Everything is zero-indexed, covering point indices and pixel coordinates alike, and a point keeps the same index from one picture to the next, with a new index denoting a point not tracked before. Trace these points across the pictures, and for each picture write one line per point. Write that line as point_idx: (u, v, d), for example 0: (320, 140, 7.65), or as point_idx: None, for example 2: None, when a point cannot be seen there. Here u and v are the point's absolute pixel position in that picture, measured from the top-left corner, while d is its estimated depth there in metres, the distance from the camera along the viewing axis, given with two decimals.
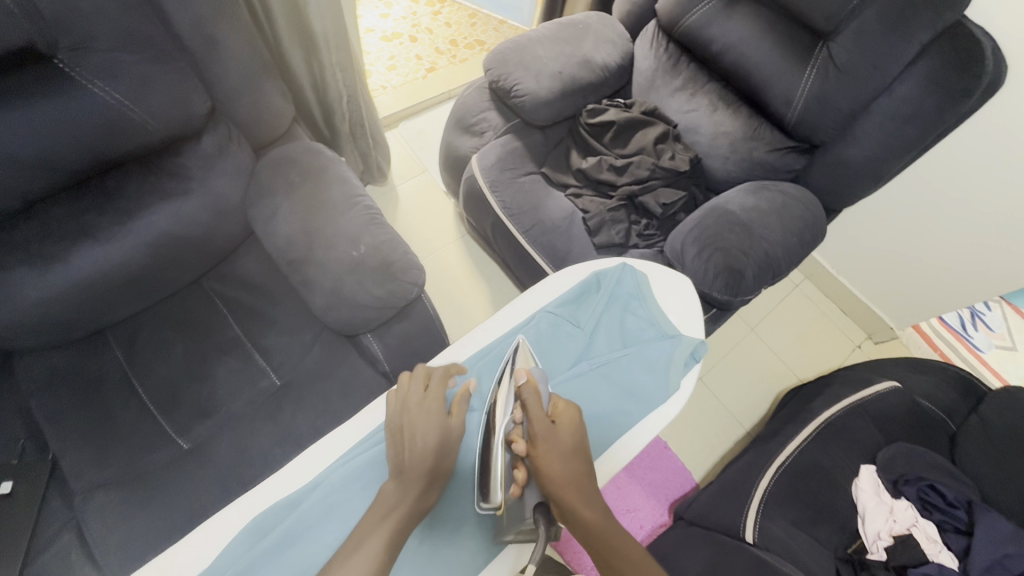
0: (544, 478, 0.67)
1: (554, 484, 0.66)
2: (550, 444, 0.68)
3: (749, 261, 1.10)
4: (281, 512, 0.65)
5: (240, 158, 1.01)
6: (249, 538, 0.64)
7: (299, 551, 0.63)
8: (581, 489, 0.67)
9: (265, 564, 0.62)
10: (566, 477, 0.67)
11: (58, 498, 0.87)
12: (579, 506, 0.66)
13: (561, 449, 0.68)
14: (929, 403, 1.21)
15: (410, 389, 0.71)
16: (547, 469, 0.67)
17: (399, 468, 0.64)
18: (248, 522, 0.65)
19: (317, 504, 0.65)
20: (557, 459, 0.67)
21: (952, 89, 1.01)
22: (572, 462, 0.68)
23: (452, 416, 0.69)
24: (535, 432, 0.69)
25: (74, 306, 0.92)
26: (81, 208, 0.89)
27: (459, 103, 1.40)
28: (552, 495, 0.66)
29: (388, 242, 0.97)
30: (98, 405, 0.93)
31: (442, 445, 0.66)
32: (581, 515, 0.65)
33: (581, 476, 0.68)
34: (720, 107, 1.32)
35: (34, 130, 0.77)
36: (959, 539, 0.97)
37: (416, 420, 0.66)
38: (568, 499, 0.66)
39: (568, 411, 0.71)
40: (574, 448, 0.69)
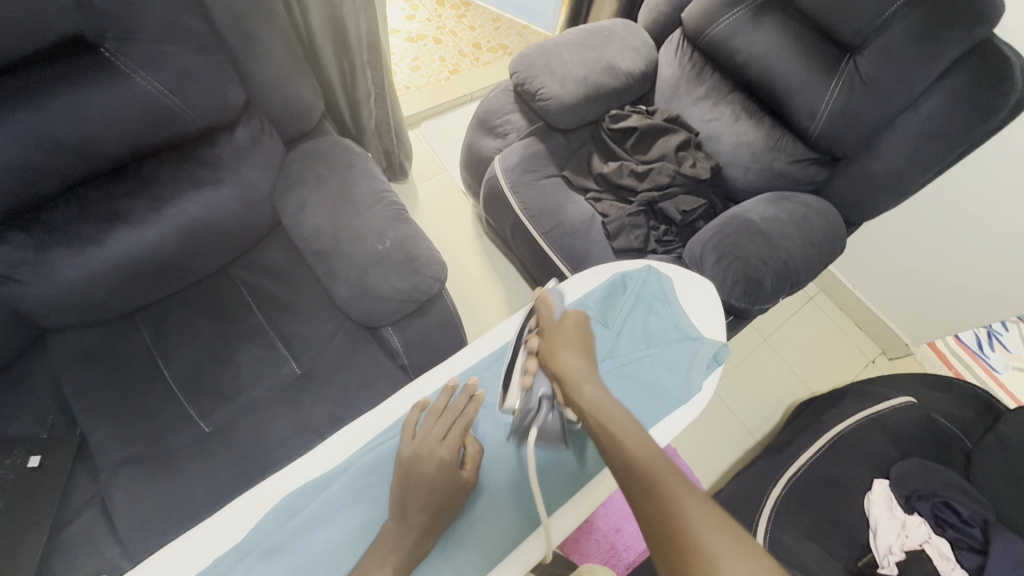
0: (552, 360, 0.74)
1: (558, 365, 0.73)
2: (557, 336, 0.77)
3: (768, 270, 1.10)
4: (309, 494, 0.66)
5: (271, 150, 1.04)
6: (278, 516, 0.64)
7: (327, 533, 0.65)
8: (584, 373, 0.72)
9: (294, 542, 0.63)
10: (571, 362, 0.73)
11: (85, 474, 0.89)
12: (580, 384, 0.70)
13: (567, 340, 0.76)
14: (944, 420, 1.21)
15: (433, 429, 0.69)
16: (555, 352, 0.74)
17: (403, 506, 0.65)
18: (279, 501, 0.66)
19: (345, 488, 0.67)
20: (563, 346, 0.75)
21: (979, 107, 1.01)
22: (579, 357, 0.74)
23: (463, 473, 0.68)
24: (546, 330, 0.78)
25: (108, 288, 0.94)
26: (119, 193, 0.92)
27: (484, 104, 1.42)
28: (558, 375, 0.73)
29: (413, 238, 0.99)
30: (125, 385, 0.95)
31: (442, 499, 0.66)
32: (581, 395, 0.69)
33: (587, 368, 0.73)
34: (743, 117, 1.33)
35: (79, 116, 0.80)
36: (972, 556, 0.96)
37: (428, 474, 0.66)
38: (569, 377, 0.71)
39: (577, 314, 0.80)
40: (581, 342, 0.77)
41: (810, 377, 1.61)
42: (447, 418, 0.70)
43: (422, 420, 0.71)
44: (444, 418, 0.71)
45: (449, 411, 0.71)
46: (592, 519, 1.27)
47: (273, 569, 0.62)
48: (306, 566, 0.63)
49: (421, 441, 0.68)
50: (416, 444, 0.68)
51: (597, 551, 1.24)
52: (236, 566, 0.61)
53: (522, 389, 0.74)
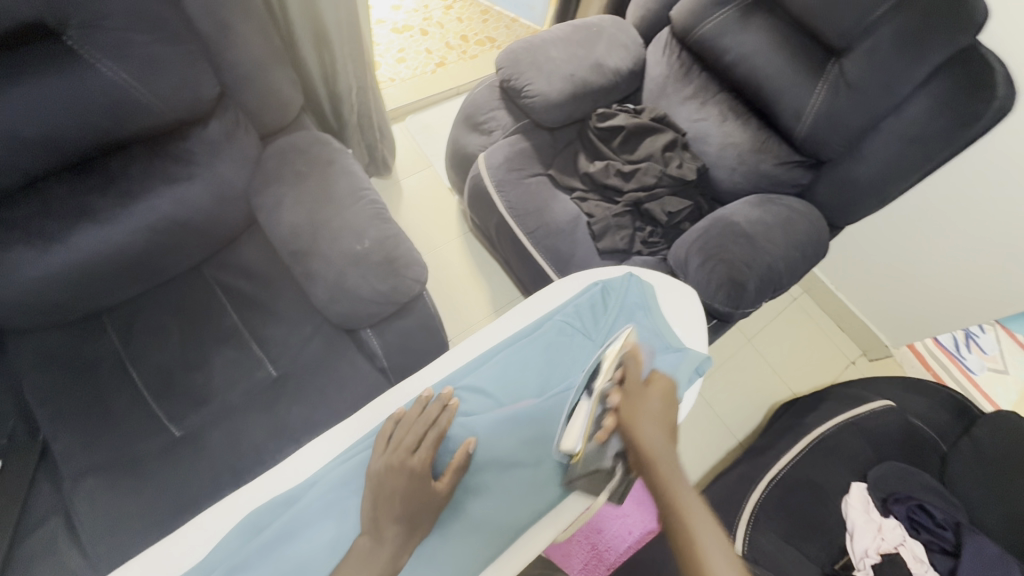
0: (632, 429, 0.70)
1: (637, 435, 0.69)
2: (643, 405, 0.71)
3: (752, 273, 1.10)
4: (276, 509, 0.64)
5: (246, 145, 1.01)
6: (243, 532, 0.63)
7: (294, 548, 0.63)
8: (663, 449, 0.69)
9: (260, 560, 0.61)
10: (649, 434, 0.69)
11: (48, 482, 0.86)
12: (659, 464, 0.67)
13: (652, 414, 0.71)
14: (922, 422, 1.22)
15: (402, 441, 0.67)
16: (635, 421, 0.70)
17: (373, 522, 0.63)
18: (244, 515, 0.64)
19: (314, 503, 0.65)
20: (647, 423, 0.70)
21: (962, 112, 1.01)
22: (661, 430, 0.70)
23: (436, 484, 0.66)
24: (632, 390, 0.72)
25: (72, 288, 0.91)
26: (83, 188, 0.87)
27: (469, 100, 1.39)
28: (637, 450, 0.69)
29: (393, 237, 0.97)
30: (91, 388, 0.92)
31: (418, 513, 0.64)
32: (645, 446, 0.68)
33: (667, 440, 0.70)
34: (730, 118, 1.32)
35: (39, 108, 0.76)
36: (945, 560, 0.98)
37: (399, 490, 0.63)
38: (647, 453, 0.68)
39: (664, 382, 0.75)
40: (664, 415, 0.72)
41: (793, 378, 1.62)
42: (418, 428, 0.68)
43: (394, 431, 0.68)
44: (415, 429, 0.68)
45: (420, 421, 0.69)
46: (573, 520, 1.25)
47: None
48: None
49: (391, 455, 0.66)
50: (385, 458, 0.66)
51: (579, 552, 1.24)
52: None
53: (593, 444, 0.70)
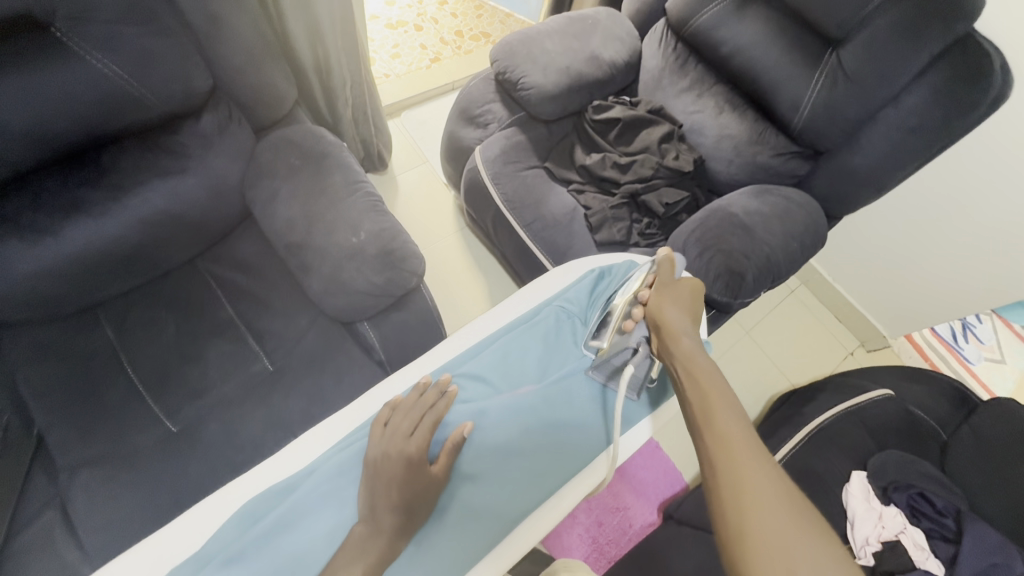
0: (658, 310, 0.78)
1: (664, 317, 0.77)
2: (671, 297, 0.80)
3: (750, 263, 1.10)
4: (274, 499, 0.63)
5: (240, 138, 1.00)
6: (241, 522, 0.61)
7: (292, 538, 0.61)
8: (684, 327, 0.76)
9: (258, 549, 0.59)
10: (675, 317, 0.77)
11: (42, 475, 0.85)
12: (681, 337, 0.74)
13: (681, 300, 0.80)
14: (920, 410, 1.21)
15: (398, 427, 0.66)
16: (661, 304, 0.79)
17: (371, 510, 0.62)
18: (240, 506, 0.63)
19: (312, 491, 0.64)
20: (673, 307, 0.78)
21: (959, 101, 1.01)
22: (686, 314, 0.78)
23: (434, 469, 0.66)
24: (660, 283, 0.82)
25: (65, 282, 0.90)
26: (74, 181, 0.86)
27: (465, 93, 1.38)
28: (664, 324, 0.76)
29: (389, 230, 0.96)
30: (86, 383, 0.91)
31: (417, 499, 0.63)
32: (679, 344, 0.73)
33: (691, 325, 0.76)
34: (726, 109, 1.32)
35: (28, 100, 0.75)
36: (946, 547, 0.98)
37: (396, 475, 0.63)
38: (670, 326, 0.76)
39: (694, 282, 0.83)
40: (691, 305, 0.80)
41: (791, 370, 1.62)
42: (415, 414, 0.68)
43: (390, 417, 0.68)
44: (411, 415, 0.68)
45: (417, 407, 0.69)
46: (574, 511, 1.29)
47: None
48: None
49: (388, 440, 0.65)
50: (382, 444, 0.66)
51: (579, 545, 1.25)
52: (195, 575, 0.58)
53: (620, 330, 0.80)
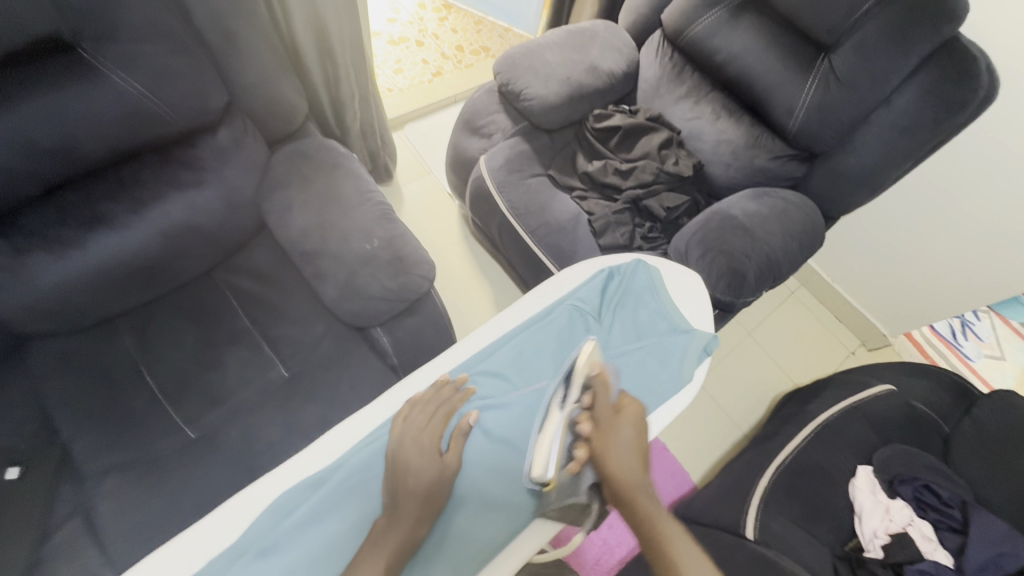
0: (603, 459, 0.69)
1: (610, 469, 0.68)
2: (611, 432, 0.70)
3: (751, 263, 1.13)
4: (304, 493, 0.66)
5: (254, 151, 1.03)
6: (273, 515, 0.64)
7: (322, 529, 0.64)
8: (637, 480, 0.68)
9: (291, 539, 0.63)
10: (624, 466, 0.68)
11: (69, 487, 0.87)
12: (636, 496, 0.67)
13: (621, 442, 0.70)
14: (923, 406, 1.22)
15: (414, 418, 0.69)
16: (606, 452, 0.69)
17: (393, 501, 0.64)
18: (273, 499, 0.66)
19: (340, 485, 0.66)
20: (618, 454, 0.69)
21: (949, 101, 1.05)
22: (631, 457, 0.69)
23: (447, 458, 0.69)
24: (600, 418, 0.71)
25: (88, 293, 0.92)
26: (98, 196, 0.90)
27: (468, 105, 1.42)
28: (614, 487, 0.68)
29: (401, 237, 0.99)
30: (108, 392, 0.94)
31: (434, 487, 0.66)
32: (637, 507, 0.66)
33: (638, 469, 0.69)
34: (723, 115, 1.36)
35: (56, 118, 0.78)
36: (953, 537, 1.00)
37: (412, 464, 0.66)
38: (624, 485, 0.67)
39: (635, 409, 0.73)
40: (636, 445, 0.70)
41: (794, 369, 1.64)
42: (430, 407, 0.71)
43: (408, 410, 0.71)
44: (428, 407, 0.71)
45: (433, 400, 0.72)
46: None
47: (269, 567, 0.61)
48: (300, 565, 0.62)
49: (405, 431, 0.68)
50: (400, 436, 0.68)
51: (591, 548, 1.27)
52: (230, 566, 0.61)
53: (565, 474, 0.70)
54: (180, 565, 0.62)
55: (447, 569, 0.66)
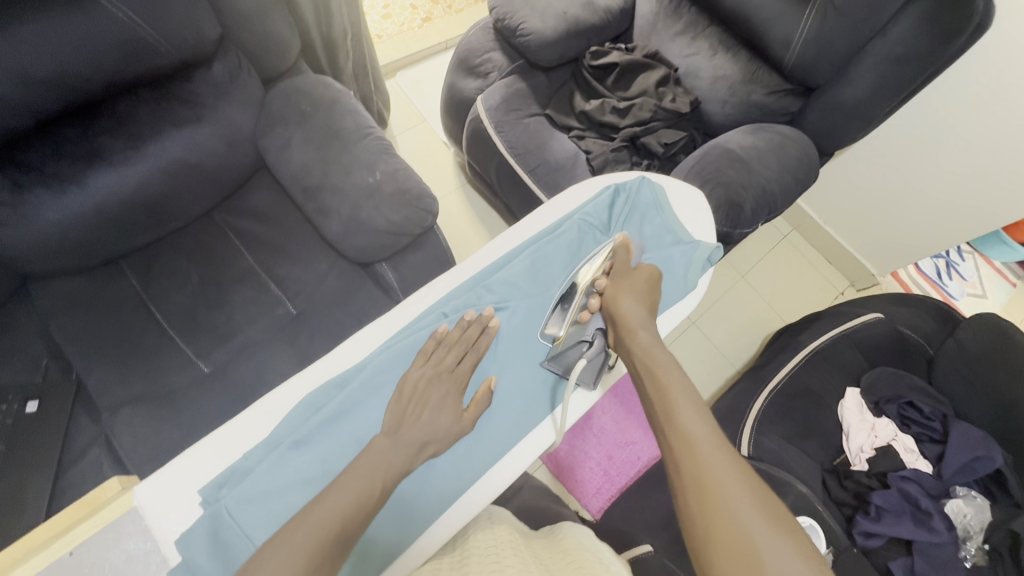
0: (613, 303, 0.78)
1: (620, 308, 0.77)
2: (627, 285, 0.79)
3: (748, 195, 1.15)
4: (332, 391, 0.70)
5: (250, 87, 1.02)
6: (304, 411, 0.69)
7: (350, 423, 0.68)
8: (642, 321, 0.76)
9: (322, 432, 0.67)
10: (629, 308, 0.77)
11: (85, 416, 0.91)
12: (635, 330, 0.75)
13: (635, 290, 0.79)
14: (910, 331, 1.26)
15: (442, 358, 0.71)
16: (618, 298, 0.78)
17: (397, 430, 0.66)
18: (303, 398, 0.70)
19: (365, 383, 0.70)
20: (630, 299, 0.78)
21: (943, 31, 1.05)
22: (640, 308, 0.77)
23: (466, 415, 0.71)
24: (618, 274, 0.80)
25: (92, 229, 0.92)
26: (95, 130, 0.87)
27: (463, 44, 1.40)
28: (619, 320, 0.76)
29: (403, 170, 0.99)
30: (118, 329, 0.95)
31: (446, 430, 0.69)
32: (635, 339, 0.74)
33: (647, 318, 0.77)
34: (720, 51, 1.35)
35: (47, 46, 0.74)
36: (933, 447, 1.10)
37: (429, 405, 0.69)
38: (626, 322, 0.76)
39: (650, 270, 0.81)
40: (647, 295, 0.79)
41: (785, 310, 1.69)
42: (459, 349, 0.72)
43: (434, 345, 0.72)
44: (455, 349, 0.72)
45: (460, 341, 0.73)
46: (585, 448, 1.35)
47: (304, 458, 0.65)
48: (334, 454, 0.67)
49: (431, 370, 0.70)
50: (426, 372, 0.70)
51: (592, 478, 1.34)
52: (269, 455, 0.66)
53: (576, 322, 0.80)
54: (217, 463, 0.68)
55: (467, 462, 0.72)
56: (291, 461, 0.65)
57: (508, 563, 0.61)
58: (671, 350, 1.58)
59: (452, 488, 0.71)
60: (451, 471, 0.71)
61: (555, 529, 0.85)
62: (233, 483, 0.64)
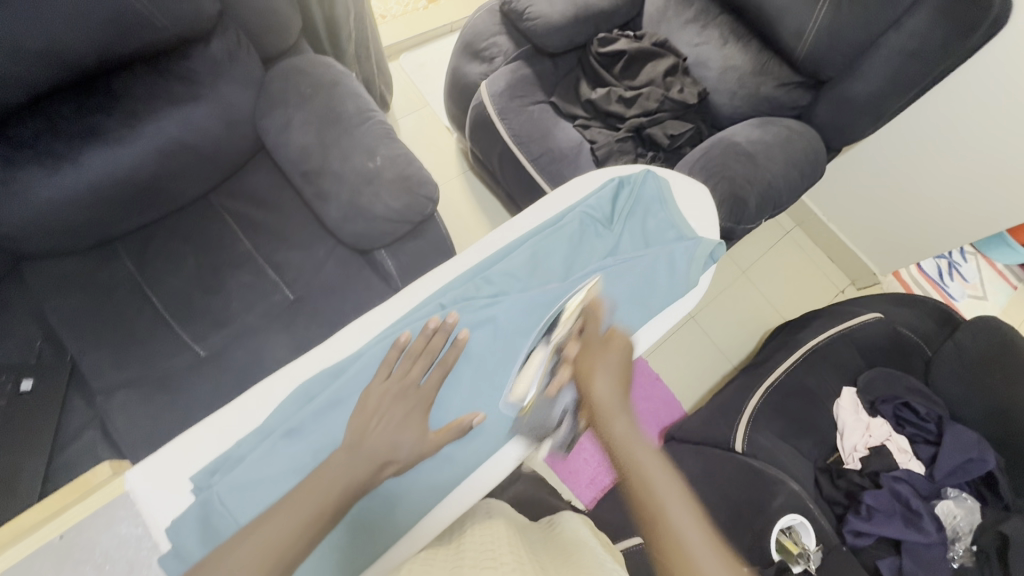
0: (586, 382, 0.71)
1: (590, 390, 0.70)
2: (599, 355, 0.72)
3: (753, 190, 1.13)
4: (327, 379, 0.70)
5: (249, 66, 1.00)
6: (297, 400, 0.68)
7: (342, 413, 0.68)
8: (617, 404, 0.70)
9: (315, 422, 0.67)
10: (603, 390, 0.70)
11: (80, 397, 0.91)
12: (610, 417, 0.69)
13: (609, 364, 0.72)
14: (909, 331, 1.25)
15: (405, 372, 0.69)
16: (590, 373, 0.71)
17: (357, 446, 0.63)
18: (297, 386, 0.70)
19: (359, 372, 0.70)
20: (602, 375, 0.71)
21: (961, 23, 1.03)
22: (613, 383, 0.71)
23: (431, 436, 0.68)
24: (589, 343, 0.73)
25: (86, 210, 0.90)
26: (90, 108, 0.86)
27: (469, 27, 1.38)
28: (591, 402, 0.70)
29: (404, 156, 0.98)
30: (113, 311, 0.94)
31: (406, 450, 0.66)
32: (612, 428, 0.68)
33: (621, 394, 0.71)
34: (731, 41, 1.32)
35: (39, 19, 0.72)
36: (927, 448, 1.10)
37: (387, 424, 0.65)
38: (597, 405, 0.69)
39: (624, 339, 0.75)
40: (621, 371, 0.72)
41: (785, 306, 1.69)
42: (424, 362, 0.70)
43: (399, 359, 0.69)
44: (419, 362, 0.70)
45: (424, 355, 0.70)
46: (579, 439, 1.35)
47: (298, 447, 0.65)
48: (326, 443, 0.67)
49: (393, 385, 0.67)
50: (390, 385, 0.68)
51: (586, 469, 1.34)
52: (263, 442, 0.66)
53: (544, 396, 0.73)
54: (209, 449, 0.68)
55: (457, 456, 0.72)
56: (283, 452, 0.65)
57: (503, 553, 0.62)
58: (669, 343, 1.58)
59: (446, 479, 0.72)
60: (445, 462, 0.72)
61: (552, 522, 0.86)
62: (225, 471, 0.64)
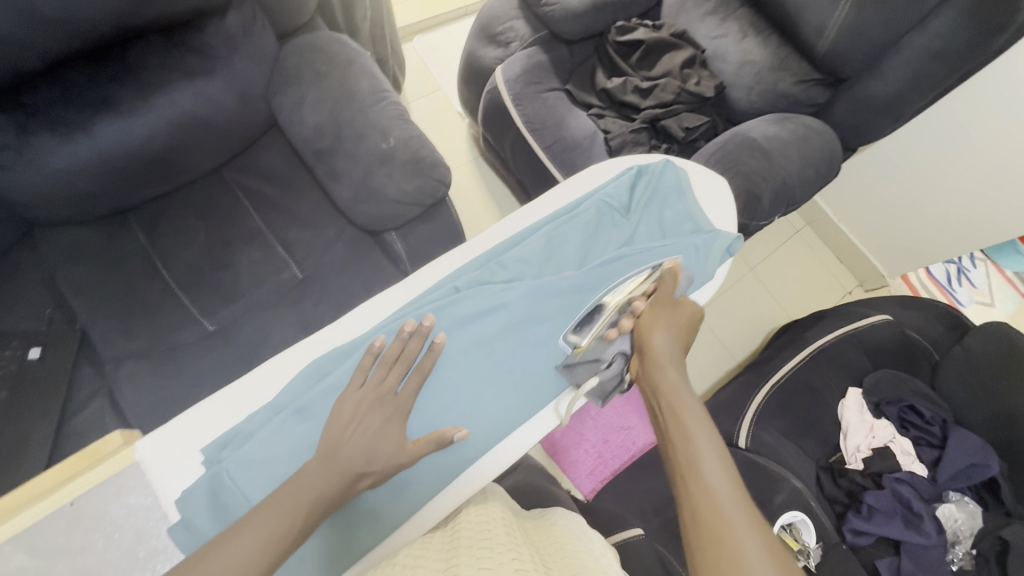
0: (646, 334, 0.73)
1: (650, 341, 0.73)
2: (664, 316, 0.75)
3: (767, 186, 1.12)
4: (339, 358, 0.70)
5: (263, 41, 0.98)
6: (310, 377, 0.69)
7: None
8: (672, 356, 0.72)
9: (324, 401, 0.67)
10: (662, 343, 0.73)
11: (89, 365, 0.91)
12: (664, 366, 0.71)
13: (672, 324, 0.74)
14: (916, 334, 1.25)
15: (378, 381, 0.66)
16: (652, 328, 0.73)
17: (334, 454, 0.60)
18: (309, 364, 0.70)
19: None
20: (662, 332, 0.73)
21: (987, 24, 1.00)
22: (672, 341, 0.74)
23: (409, 444, 0.64)
24: (660, 300, 0.76)
25: (98, 180, 0.90)
26: (104, 77, 0.85)
27: (486, 11, 1.36)
28: (647, 349, 0.73)
29: (418, 138, 0.96)
30: (122, 282, 0.94)
31: (383, 461, 0.63)
32: (662, 376, 0.70)
33: (677, 351, 0.73)
34: (750, 34, 1.30)
35: None
36: (930, 451, 1.09)
37: (360, 438, 0.62)
38: (654, 355, 0.72)
39: (694, 308, 0.78)
40: (684, 334, 0.75)
41: (792, 306, 1.68)
42: (401, 368, 0.67)
43: (373, 368, 0.67)
44: (396, 369, 0.67)
45: (400, 362, 0.68)
46: (581, 430, 1.36)
47: (308, 425, 0.66)
48: None
49: (368, 395, 0.65)
50: (367, 394, 0.65)
51: (586, 459, 1.35)
52: (272, 419, 0.66)
53: (602, 338, 0.75)
54: (220, 424, 0.68)
55: (463, 443, 0.72)
56: (293, 428, 0.65)
57: (500, 539, 0.62)
58: None
59: (451, 464, 0.72)
60: (452, 446, 0.72)
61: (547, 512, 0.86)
62: (235, 445, 0.65)
